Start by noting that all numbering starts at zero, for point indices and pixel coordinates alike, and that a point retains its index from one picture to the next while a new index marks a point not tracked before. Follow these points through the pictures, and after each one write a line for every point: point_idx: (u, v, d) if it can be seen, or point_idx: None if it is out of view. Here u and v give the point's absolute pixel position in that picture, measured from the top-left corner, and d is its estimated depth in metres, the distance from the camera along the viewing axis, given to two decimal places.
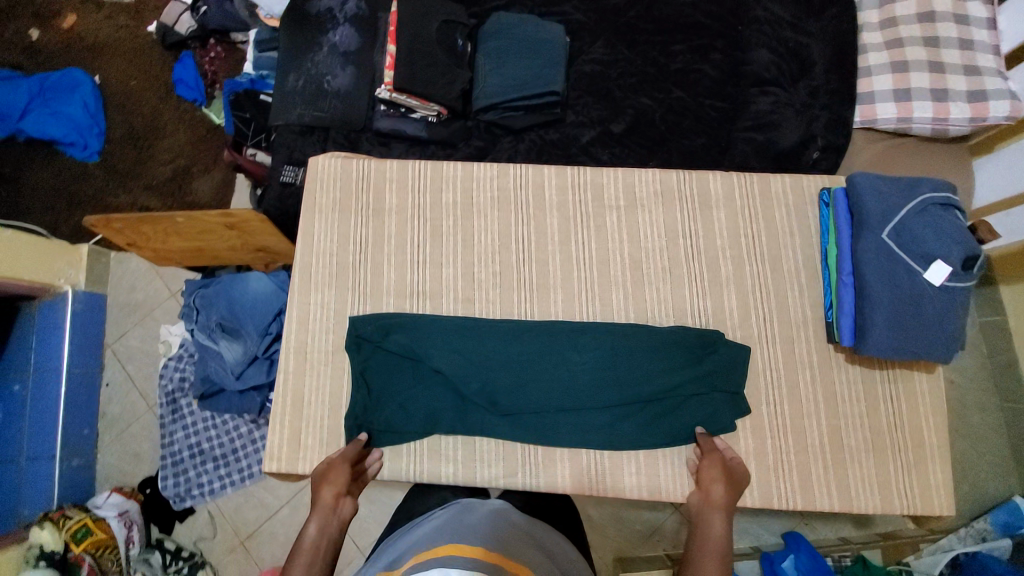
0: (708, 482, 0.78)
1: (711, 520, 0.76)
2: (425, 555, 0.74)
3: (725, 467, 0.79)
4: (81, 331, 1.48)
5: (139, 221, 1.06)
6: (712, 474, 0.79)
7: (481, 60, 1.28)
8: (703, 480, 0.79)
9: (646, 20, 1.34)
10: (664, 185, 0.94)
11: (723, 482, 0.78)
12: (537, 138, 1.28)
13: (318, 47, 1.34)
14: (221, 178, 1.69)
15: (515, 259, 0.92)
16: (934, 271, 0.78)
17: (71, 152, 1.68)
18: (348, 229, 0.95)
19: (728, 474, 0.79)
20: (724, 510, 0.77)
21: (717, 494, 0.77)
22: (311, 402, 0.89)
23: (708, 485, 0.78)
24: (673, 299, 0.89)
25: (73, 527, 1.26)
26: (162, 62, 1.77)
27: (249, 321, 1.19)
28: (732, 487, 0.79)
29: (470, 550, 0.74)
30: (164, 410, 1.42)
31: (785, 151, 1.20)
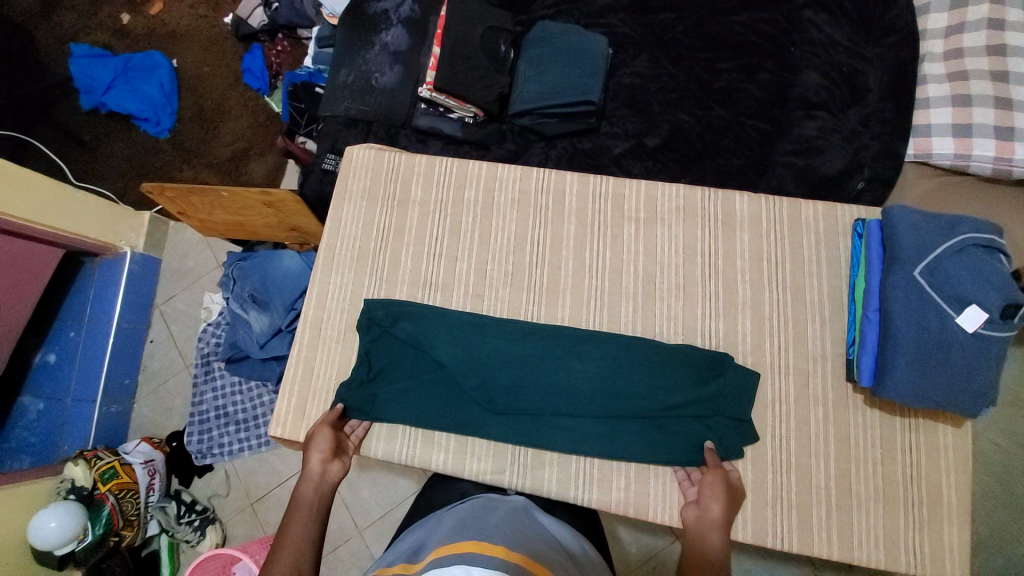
0: (708, 501, 0.77)
1: (709, 538, 0.74)
2: (446, 550, 0.63)
3: (727, 488, 0.77)
4: (134, 290, 1.60)
5: (189, 191, 1.15)
6: (712, 491, 0.77)
7: (522, 66, 1.32)
8: (703, 498, 0.77)
9: (692, 36, 1.33)
10: (689, 200, 0.92)
11: (723, 501, 0.76)
12: (569, 146, 1.29)
13: (371, 44, 1.41)
14: (273, 162, 1.80)
15: (528, 261, 0.94)
16: (967, 316, 0.73)
17: (145, 126, 1.82)
18: (373, 217, 0.99)
19: (730, 495, 0.77)
20: (722, 529, 0.75)
21: (714, 511, 0.76)
22: (319, 376, 0.93)
23: (708, 504, 0.76)
24: (684, 316, 0.88)
25: (102, 468, 1.33)
26: (233, 50, 1.91)
27: (277, 296, 1.26)
28: (732, 506, 0.77)
29: (492, 546, 0.63)
30: (198, 371, 1.54)
31: (825, 178, 1.16)
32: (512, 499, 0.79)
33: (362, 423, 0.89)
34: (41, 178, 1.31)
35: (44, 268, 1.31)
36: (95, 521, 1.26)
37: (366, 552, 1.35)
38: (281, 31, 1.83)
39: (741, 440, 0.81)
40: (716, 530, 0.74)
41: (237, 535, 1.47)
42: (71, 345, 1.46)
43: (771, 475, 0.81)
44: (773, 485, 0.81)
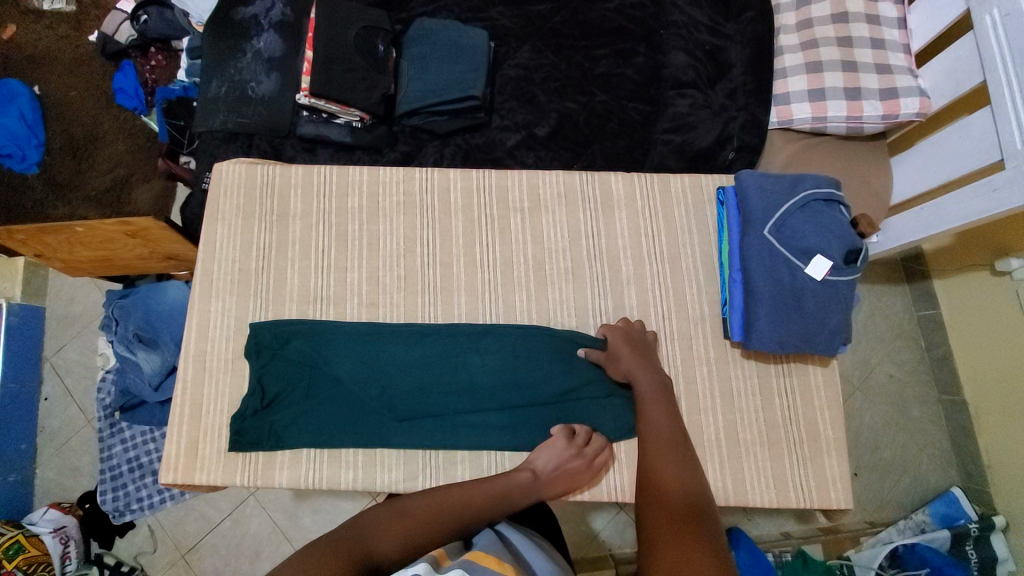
0: (649, 429, 0.76)
1: (654, 426, 0.76)
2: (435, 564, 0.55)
3: (659, 404, 0.78)
4: (16, 345, 1.44)
5: (39, 230, 1.04)
6: (645, 417, 0.77)
7: (405, 66, 1.30)
8: (648, 426, 0.77)
9: (570, 24, 1.36)
10: (570, 186, 0.94)
11: (664, 420, 0.77)
12: (463, 142, 1.29)
13: (241, 53, 1.33)
14: (161, 187, 1.67)
15: (420, 263, 0.92)
16: (816, 265, 0.80)
17: (9, 163, 1.62)
18: (251, 237, 0.94)
19: (665, 413, 0.77)
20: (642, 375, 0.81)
21: (661, 435, 0.75)
22: (210, 411, 0.87)
23: (651, 433, 0.76)
24: (576, 300, 0.90)
25: (3, 544, 1.24)
26: (103, 70, 1.74)
27: (167, 331, 1.18)
28: (674, 429, 0.76)
29: (486, 558, 0.57)
30: (102, 424, 1.40)
31: (701, 151, 1.24)
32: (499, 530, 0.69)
33: (262, 453, 0.84)
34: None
35: None
36: None
37: None
38: (154, 44, 1.67)
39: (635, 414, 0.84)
40: (664, 455, 0.72)
41: None
42: None
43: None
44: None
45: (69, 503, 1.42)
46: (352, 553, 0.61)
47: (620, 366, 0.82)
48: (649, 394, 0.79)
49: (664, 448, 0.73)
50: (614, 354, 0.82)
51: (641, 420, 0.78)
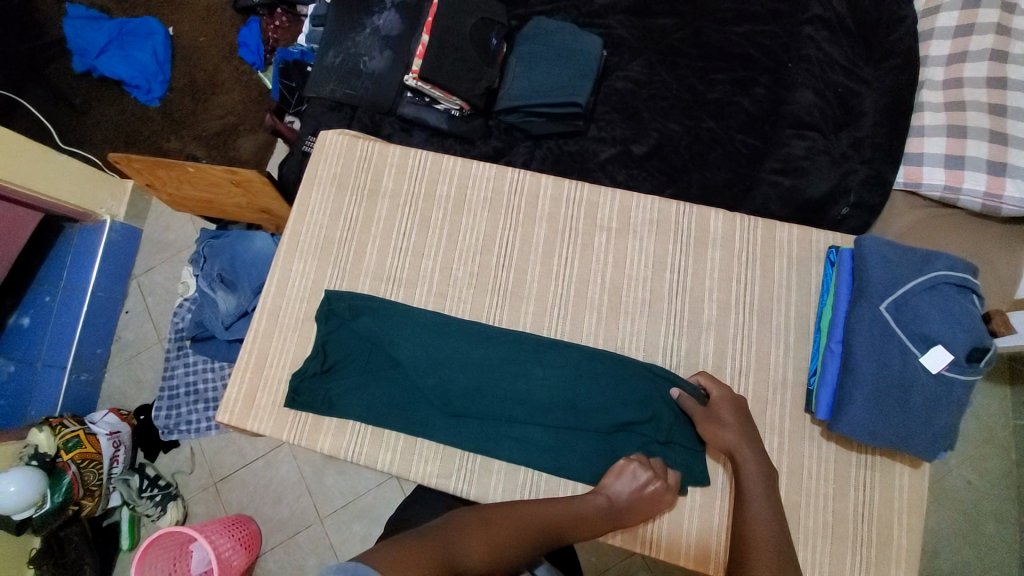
0: (745, 514, 0.68)
1: (750, 499, 0.69)
2: None
3: (763, 488, 0.70)
4: (111, 260, 1.63)
5: (155, 164, 1.07)
6: (745, 505, 0.69)
7: (514, 61, 1.29)
8: (745, 510, 0.68)
9: (691, 44, 1.31)
10: (663, 214, 0.89)
11: (766, 509, 0.68)
12: (555, 147, 1.26)
13: (361, 28, 1.39)
14: (264, 139, 1.80)
15: (495, 263, 0.90)
16: (933, 356, 0.73)
17: (135, 94, 1.79)
18: (341, 207, 0.97)
19: (767, 501, 0.69)
20: (743, 439, 0.74)
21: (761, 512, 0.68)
22: (273, 364, 0.91)
23: (751, 522, 0.67)
24: (647, 335, 0.85)
25: (65, 437, 1.37)
26: (231, 22, 1.88)
27: (246, 278, 1.25)
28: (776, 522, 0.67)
29: None
30: (171, 345, 1.56)
31: (809, 201, 1.15)
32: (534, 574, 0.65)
33: (312, 415, 0.87)
34: (17, 137, 1.34)
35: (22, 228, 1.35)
36: (55, 489, 1.30)
37: (325, 539, 1.49)
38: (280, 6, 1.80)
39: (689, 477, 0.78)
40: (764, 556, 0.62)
41: (197, 512, 1.55)
42: (46, 308, 1.51)
43: (716, 513, 0.79)
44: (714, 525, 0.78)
45: (126, 411, 1.58)
46: (439, 555, 0.55)
47: (712, 427, 0.76)
48: (753, 472, 0.72)
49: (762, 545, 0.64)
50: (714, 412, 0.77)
51: (741, 501, 0.70)
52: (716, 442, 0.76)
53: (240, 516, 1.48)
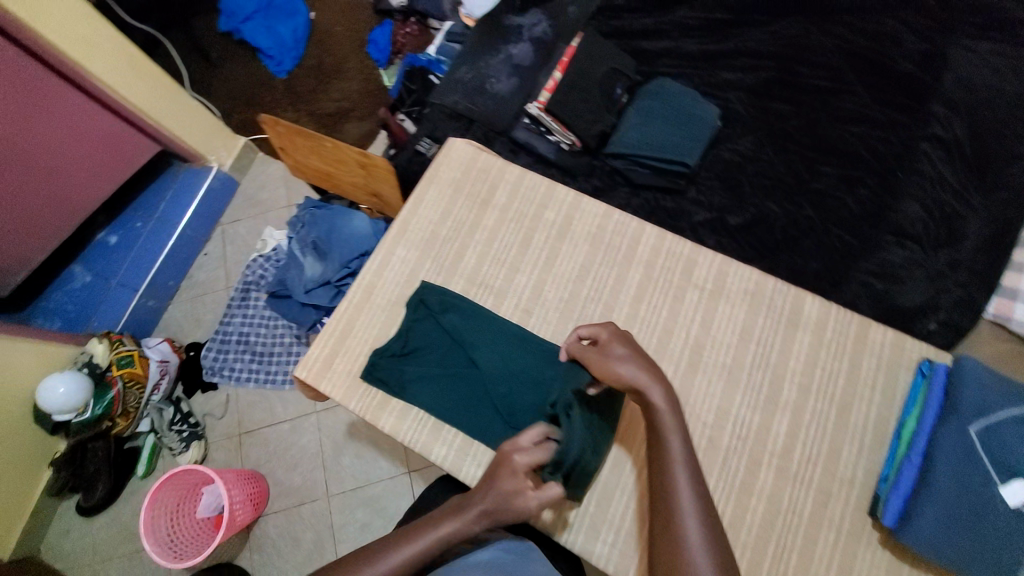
0: (668, 472, 0.70)
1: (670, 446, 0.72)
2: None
3: (679, 438, 0.72)
4: (206, 204, 1.78)
5: (297, 132, 1.13)
6: (669, 464, 0.71)
7: (630, 112, 1.35)
8: (670, 468, 0.70)
9: (804, 132, 1.34)
10: (761, 288, 0.90)
11: (685, 459, 0.71)
12: (652, 199, 1.30)
13: (496, 53, 1.53)
14: (370, 128, 1.95)
15: (585, 294, 0.93)
16: (1011, 489, 0.72)
17: (267, 63, 2.03)
18: (452, 209, 1.03)
19: (683, 442, 0.72)
20: (653, 382, 0.76)
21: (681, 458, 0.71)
22: (357, 336, 0.96)
23: (674, 478, 0.70)
24: (721, 400, 0.85)
25: (120, 353, 1.50)
26: (366, 21, 2.08)
27: (338, 250, 1.33)
28: (691, 464, 0.72)
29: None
30: (235, 295, 1.74)
31: (899, 309, 1.14)
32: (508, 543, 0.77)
33: (382, 393, 0.91)
34: (164, 78, 1.51)
35: (137, 158, 1.52)
36: (97, 401, 1.42)
37: (328, 515, 1.52)
38: (414, 15, 1.98)
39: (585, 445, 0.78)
40: (691, 512, 0.67)
41: (217, 458, 1.62)
42: (136, 234, 1.66)
43: (614, 504, 0.85)
44: (621, 508, 0.84)
45: (178, 345, 1.70)
46: None
47: (609, 364, 0.77)
48: (668, 422, 0.73)
49: (689, 503, 0.68)
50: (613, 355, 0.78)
51: (659, 459, 0.72)
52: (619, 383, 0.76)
53: (254, 472, 1.53)
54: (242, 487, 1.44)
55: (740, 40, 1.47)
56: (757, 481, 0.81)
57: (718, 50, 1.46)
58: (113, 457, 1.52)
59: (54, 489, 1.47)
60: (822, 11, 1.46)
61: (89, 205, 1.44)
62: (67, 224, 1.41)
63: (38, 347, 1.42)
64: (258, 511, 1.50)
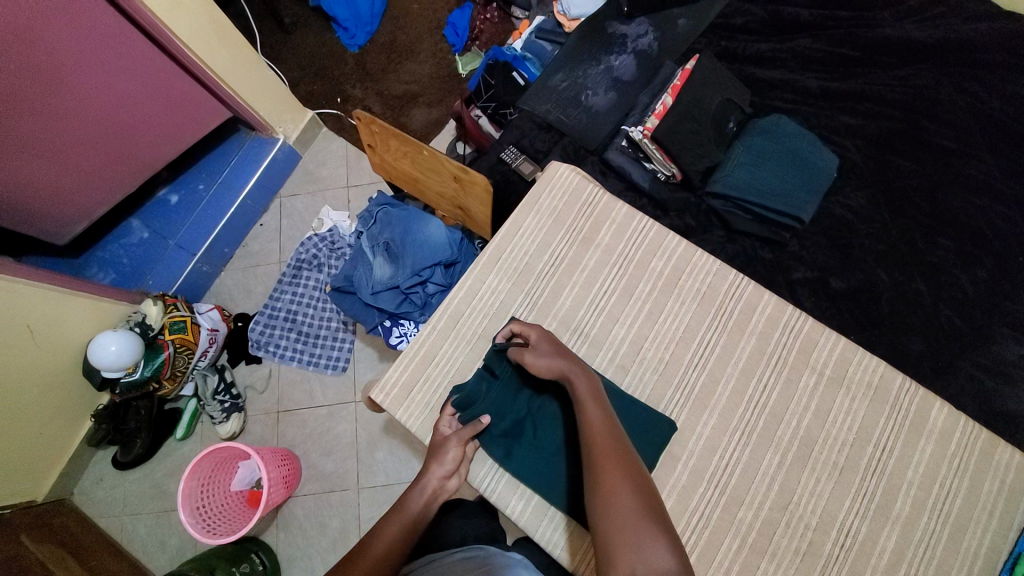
0: (589, 438, 0.70)
1: (590, 416, 0.72)
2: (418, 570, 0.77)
3: (594, 405, 0.73)
4: (268, 174, 1.74)
5: (397, 137, 1.10)
6: (589, 433, 0.70)
7: (739, 148, 1.24)
8: (587, 432, 0.71)
9: (924, 195, 1.22)
10: (885, 381, 0.85)
11: (601, 422, 0.71)
12: (749, 248, 1.21)
13: (595, 63, 1.44)
14: (437, 115, 1.85)
15: (688, 359, 0.87)
16: None
17: (341, 35, 1.96)
18: (551, 242, 0.96)
19: (601, 412, 0.72)
20: (571, 362, 0.79)
21: (601, 429, 0.70)
22: (438, 366, 0.92)
23: (596, 441, 0.69)
24: (828, 501, 0.80)
25: (174, 318, 1.46)
26: (447, 2, 1.98)
27: (410, 256, 1.28)
28: (614, 433, 0.71)
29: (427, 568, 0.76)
30: (288, 271, 1.69)
31: (1010, 415, 1.04)
32: (487, 548, 0.79)
33: None
34: (244, 43, 1.42)
35: (207, 122, 1.47)
36: (147, 363, 1.40)
37: (355, 510, 1.48)
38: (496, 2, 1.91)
39: (511, 419, 0.86)
40: (616, 468, 0.65)
41: (253, 431, 1.59)
42: (199, 197, 1.63)
43: None
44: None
45: (228, 315, 1.68)
46: None
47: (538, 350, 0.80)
48: (583, 392, 0.75)
49: (614, 466, 0.66)
50: (537, 342, 0.82)
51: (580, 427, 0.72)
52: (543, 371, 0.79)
53: (289, 452, 1.49)
54: (278, 469, 1.40)
55: (863, 81, 1.34)
56: None
57: (839, 87, 1.33)
58: (154, 417, 1.51)
59: (94, 440, 1.46)
60: (960, 59, 1.31)
61: (156, 166, 1.41)
62: (130, 178, 1.38)
63: (94, 300, 1.39)
64: (289, 493, 1.46)
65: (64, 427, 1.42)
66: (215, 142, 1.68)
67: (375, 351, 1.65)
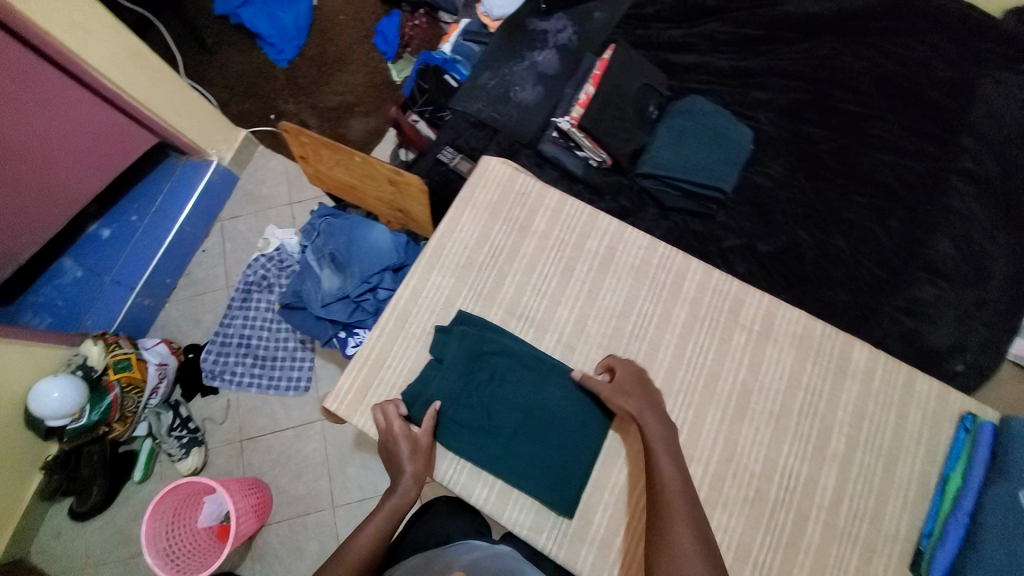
0: (664, 488, 0.72)
1: (662, 465, 0.74)
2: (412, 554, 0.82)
3: (668, 456, 0.75)
4: (205, 199, 1.69)
5: (327, 145, 1.10)
6: (664, 483, 0.72)
7: (662, 130, 1.31)
8: (660, 482, 0.72)
9: (835, 158, 1.32)
10: (808, 330, 0.92)
11: (677, 476, 0.73)
12: (682, 223, 1.28)
13: (521, 60, 1.47)
14: (377, 124, 1.84)
15: (629, 330, 0.92)
16: None
17: (268, 51, 1.93)
18: (489, 234, 0.99)
19: (677, 466, 0.73)
20: (654, 411, 0.80)
21: (676, 482, 0.72)
22: (390, 367, 0.93)
23: (669, 493, 0.71)
24: (769, 448, 0.86)
25: (117, 356, 1.40)
26: (374, 11, 1.98)
27: (357, 263, 1.27)
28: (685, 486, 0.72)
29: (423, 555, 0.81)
30: (237, 296, 1.65)
31: (928, 350, 1.14)
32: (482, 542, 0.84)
33: None
34: (166, 68, 1.39)
35: (133, 151, 1.40)
36: (94, 406, 1.33)
37: (334, 530, 1.45)
38: (423, 8, 1.92)
39: (467, 410, 0.87)
40: (683, 525, 0.67)
41: (216, 464, 1.54)
42: (132, 228, 1.56)
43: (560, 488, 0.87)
44: (606, 524, 0.83)
45: (177, 347, 1.61)
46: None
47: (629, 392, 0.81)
48: (659, 441, 0.76)
49: (682, 521, 0.68)
50: (622, 377, 0.83)
51: (653, 475, 0.74)
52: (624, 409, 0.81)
53: (257, 481, 1.45)
54: (246, 498, 1.36)
55: (769, 58, 1.43)
56: (803, 535, 0.81)
57: (747, 66, 1.42)
58: (109, 463, 1.44)
59: (47, 492, 1.38)
60: (851, 31, 1.43)
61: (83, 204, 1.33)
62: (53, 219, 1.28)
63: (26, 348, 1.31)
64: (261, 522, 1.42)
65: (7, 485, 1.33)
66: (144, 170, 1.61)
67: (337, 366, 1.63)
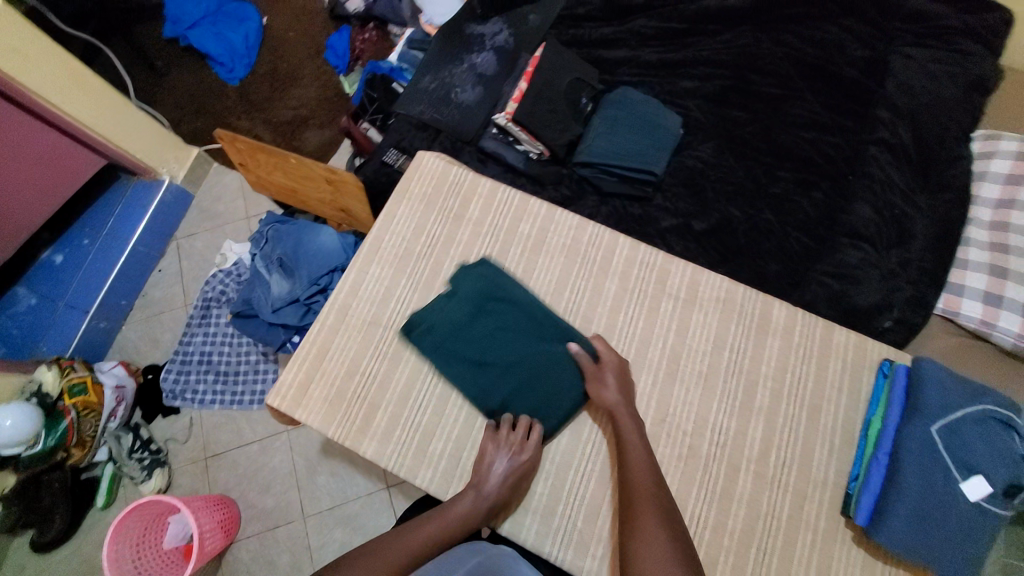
0: (638, 479, 0.77)
1: (636, 458, 0.79)
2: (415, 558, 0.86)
3: (642, 449, 0.81)
4: (159, 219, 1.67)
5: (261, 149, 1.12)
6: (634, 473, 0.78)
7: (596, 120, 1.36)
8: (633, 472, 0.78)
9: (760, 138, 1.39)
10: (730, 295, 0.97)
11: (645, 464, 0.79)
12: (620, 207, 1.33)
13: (460, 62, 1.52)
14: (331, 135, 1.86)
15: (563, 306, 0.95)
16: (973, 484, 0.78)
17: (218, 70, 1.93)
18: (425, 224, 1.02)
19: (648, 456, 0.80)
20: (628, 406, 0.85)
21: (644, 470, 0.78)
22: (333, 359, 0.94)
23: (639, 483, 0.77)
24: (699, 408, 0.89)
25: (72, 380, 1.37)
26: (322, 25, 2.01)
27: (305, 266, 1.29)
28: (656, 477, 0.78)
29: None
30: (196, 313, 1.63)
31: (857, 309, 1.19)
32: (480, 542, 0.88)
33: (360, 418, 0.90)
34: (109, 89, 1.39)
35: (82, 173, 1.39)
36: (49, 431, 1.30)
37: (303, 540, 1.43)
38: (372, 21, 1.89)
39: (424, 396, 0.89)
40: (652, 513, 0.73)
41: (181, 484, 1.51)
42: (83, 251, 1.54)
43: None
44: (547, 493, 0.85)
45: (136, 368, 1.59)
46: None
47: (606, 383, 0.86)
48: (631, 433, 0.82)
49: (652, 510, 0.73)
50: (602, 367, 0.88)
51: (624, 465, 0.79)
52: (602, 401, 0.85)
53: (223, 497, 1.42)
54: (211, 514, 1.33)
55: (696, 49, 1.51)
56: (735, 486, 0.85)
57: (675, 57, 1.49)
58: (72, 489, 1.39)
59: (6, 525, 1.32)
60: (770, 19, 1.52)
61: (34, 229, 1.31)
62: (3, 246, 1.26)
63: None
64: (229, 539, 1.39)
65: None
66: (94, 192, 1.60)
67: None
